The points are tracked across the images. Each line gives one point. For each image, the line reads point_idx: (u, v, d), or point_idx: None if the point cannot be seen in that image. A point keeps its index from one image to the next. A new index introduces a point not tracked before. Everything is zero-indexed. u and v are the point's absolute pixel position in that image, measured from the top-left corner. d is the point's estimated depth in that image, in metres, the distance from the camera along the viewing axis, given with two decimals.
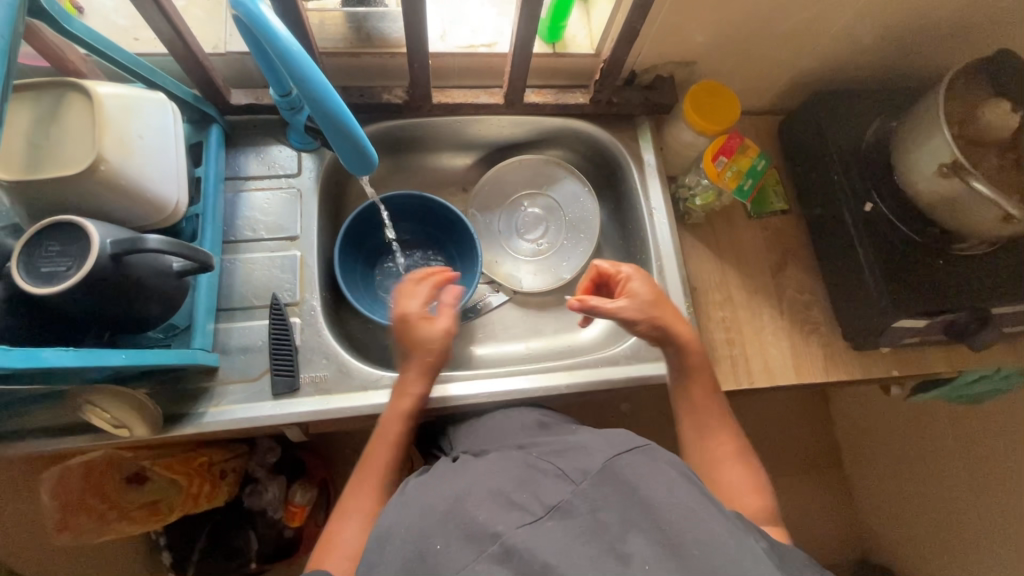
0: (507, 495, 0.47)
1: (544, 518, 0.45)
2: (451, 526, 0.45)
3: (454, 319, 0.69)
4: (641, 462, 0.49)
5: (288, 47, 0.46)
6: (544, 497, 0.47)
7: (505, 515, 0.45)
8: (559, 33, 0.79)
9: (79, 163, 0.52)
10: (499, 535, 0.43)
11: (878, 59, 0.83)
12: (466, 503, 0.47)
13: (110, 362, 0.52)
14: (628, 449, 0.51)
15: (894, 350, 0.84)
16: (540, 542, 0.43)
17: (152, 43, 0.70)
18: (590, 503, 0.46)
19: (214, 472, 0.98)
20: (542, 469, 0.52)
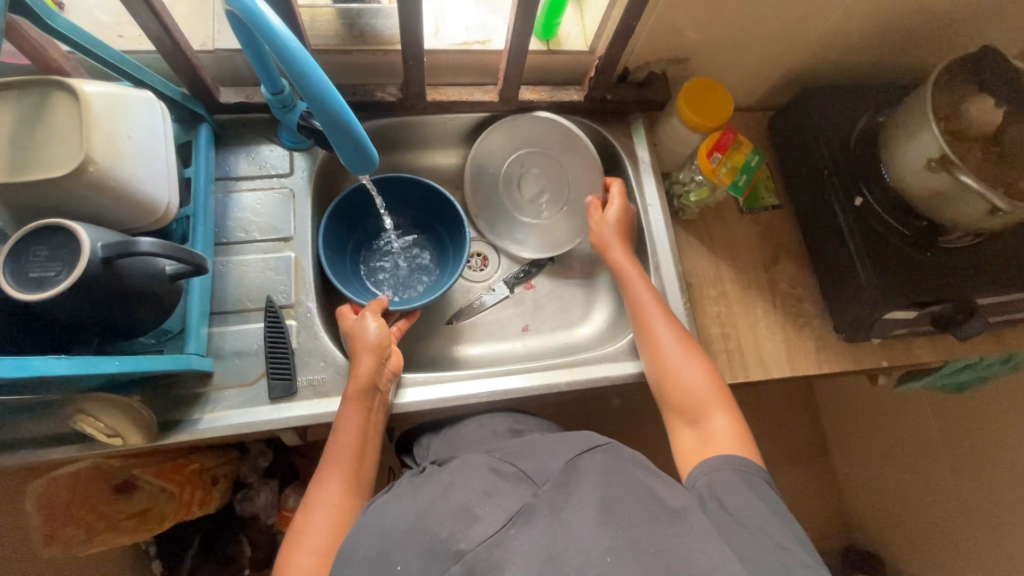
0: (468, 508, 0.47)
1: (507, 526, 0.46)
2: (415, 543, 0.46)
3: (376, 365, 0.65)
4: (602, 462, 0.53)
5: (285, 42, 0.45)
6: (505, 505, 0.48)
7: (467, 531, 0.45)
8: (553, 30, 0.78)
9: (67, 164, 0.50)
10: (462, 552, 0.44)
11: (865, 56, 0.84)
12: (430, 519, 0.48)
13: (104, 370, 0.50)
14: (588, 449, 0.55)
15: (883, 342, 0.86)
16: (505, 554, 0.44)
17: (137, 40, 0.68)
18: (551, 505, 0.48)
19: (205, 479, 0.97)
20: (502, 473, 0.53)
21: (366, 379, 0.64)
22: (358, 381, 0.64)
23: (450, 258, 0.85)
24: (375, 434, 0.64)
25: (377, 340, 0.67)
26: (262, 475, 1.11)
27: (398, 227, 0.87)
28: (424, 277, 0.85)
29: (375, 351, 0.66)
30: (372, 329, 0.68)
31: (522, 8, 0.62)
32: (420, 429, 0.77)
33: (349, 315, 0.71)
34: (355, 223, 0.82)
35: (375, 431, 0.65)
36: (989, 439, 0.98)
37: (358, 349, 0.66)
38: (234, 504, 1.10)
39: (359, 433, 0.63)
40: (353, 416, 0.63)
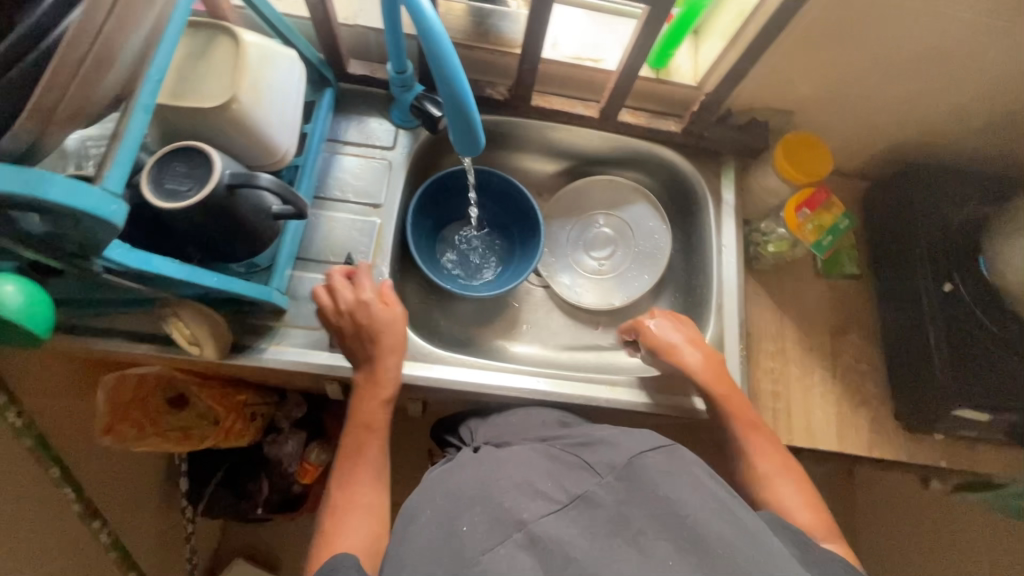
0: (533, 484, 0.52)
1: (568, 506, 0.50)
2: (478, 510, 0.51)
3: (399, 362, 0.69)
4: (664, 462, 0.52)
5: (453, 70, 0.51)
6: (568, 487, 0.52)
7: (529, 504, 0.50)
8: (665, 60, 0.80)
9: (216, 98, 0.57)
10: (523, 523, 0.48)
11: (984, 142, 0.81)
12: (495, 488, 0.52)
13: (203, 282, 0.56)
14: (651, 448, 0.54)
15: (945, 439, 0.81)
16: (564, 531, 0.47)
17: (291, 5, 0.76)
18: (613, 495, 0.50)
19: (246, 413, 1.04)
20: (565, 461, 0.56)
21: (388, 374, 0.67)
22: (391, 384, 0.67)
23: (514, 255, 0.89)
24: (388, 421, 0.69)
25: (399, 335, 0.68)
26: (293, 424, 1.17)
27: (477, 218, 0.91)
28: (491, 270, 0.89)
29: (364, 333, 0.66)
30: (390, 320, 0.67)
31: (645, 33, 0.64)
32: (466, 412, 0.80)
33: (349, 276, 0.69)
34: (440, 203, 0.87)
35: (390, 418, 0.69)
36: None
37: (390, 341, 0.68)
38: (263, 446, 1.14)
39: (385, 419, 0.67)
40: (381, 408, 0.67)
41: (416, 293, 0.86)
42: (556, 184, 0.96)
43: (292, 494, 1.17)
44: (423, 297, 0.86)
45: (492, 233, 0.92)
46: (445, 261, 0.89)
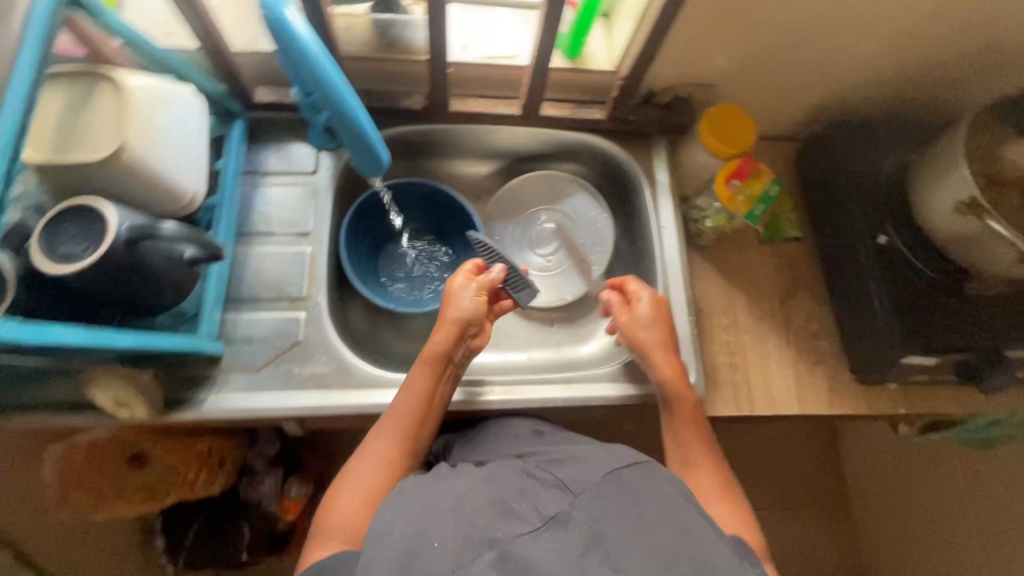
0: (506, 502, 0.51)
1: (541, 528, 0.49)
2: (451, 527, 0.48)
3: (431, 379, 0.67)
4: (638, 481, 0.52)
5: (343, 94, 0.52)
6: (542, 508, 0.51)
7: (503, 523, 0.48)
8: (579, 49, 0.79)
9: (104, 149, 0.54)
10: (496, 541, 0.47)
11: (900, 92, 0.82)
12: (469, 505, 0.50)
13: (118, 344, 0.54)
14: (625, 465, 0.55)
15: (901, 387, 0.82)
16: (537, 550, 0.46)
17: (183, 37, 0.72)
18: (587, 515, 0.49)
19: (213, 461, 0.99)
20: (538, 479, 0.56)
21: (441, 349, 0.67)
22: (409, 399, 0.65)
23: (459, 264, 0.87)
24: (438, 404, 0.68)
25: (439, 350, 0.67)
26: (268, 462, 1.13)
27: (417, 232, 0.89)
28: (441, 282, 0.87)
29: (457, 325, 0.68)
30: (440, 337, 0.68)
31: (547, 24, 0.63)
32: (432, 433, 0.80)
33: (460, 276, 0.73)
34: (373, 222, 0.85)
35: (438, 402, 0.68)
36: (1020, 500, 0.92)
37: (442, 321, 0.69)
38: (239, 489, 1.11)
39: (423, 398, 0.66)
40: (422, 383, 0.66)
41: (363, 316, 0.83)
42: (494, 185, 0.94)
43: (278, 533, 1.13)
44: (369, 319, 0.84)
45: (435, 244, 0.90)
46: (390, 281, 0.87)
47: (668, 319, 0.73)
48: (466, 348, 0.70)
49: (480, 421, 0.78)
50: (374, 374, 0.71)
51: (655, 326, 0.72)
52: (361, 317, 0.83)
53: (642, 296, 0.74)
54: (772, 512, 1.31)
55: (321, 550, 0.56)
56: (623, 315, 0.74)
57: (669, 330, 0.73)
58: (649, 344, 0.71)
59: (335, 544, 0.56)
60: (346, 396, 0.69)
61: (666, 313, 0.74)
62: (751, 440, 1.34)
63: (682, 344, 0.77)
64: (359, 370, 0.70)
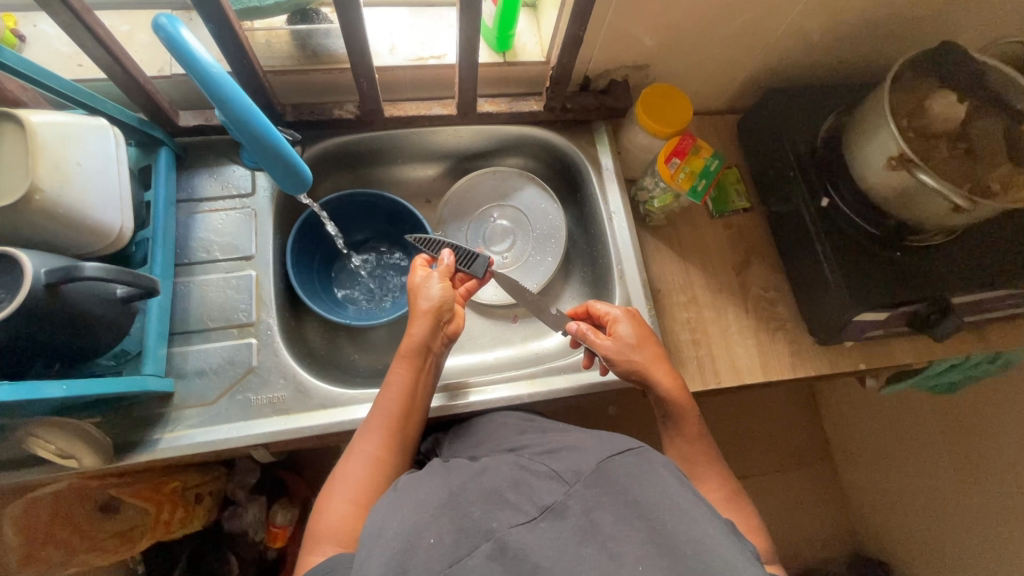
0: (501, 494, 0.49)
1: (538, 519, 0.46)
2: (446, 520, 0.46)
3: (411, 369, 0.66)
4: (633, 464, 0.50)
5: (249, 107, 0.52)
6: (538, 498, 0.48)
7: (499, 513, 0.46)
8: (508, 43, 0.79)
9: (13, 194, 0.52)
10: (493, 532, 0.45)
11: (828, 55, 0.84)
12: (463, 498, 0.48)
13: (51, 395, 0.51)
14: (618, 452, 0.52)
15: (858, 344, 0.84)
16: (536, 542, 0.44)
17: (93, 69, 0.70)
18: (583, 504, 0.47)
19: (187, 497, 0.97)
20: (533, 469, 0.52)
21: (419, 338, 0.66)
22: (394, 391, 0.64)
23: None
24: (421, 395, 0.67)
25: (417, 340, 0.66)
26: (250, 491, 1.11)
27: (369, 243, 0.88)
28: (398, 291, 0.86)
29: (432, 314, 0.68)
30: (417, 329, 0.67)
31: (466, 21, 0.62)
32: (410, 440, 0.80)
33: (419, 269, 0.73)
34: (320, 240, 0.84)
35: (421, 394, 0.67)
36: (985, 439, 0.95)
37: (416, 310, 0.68)
38: (222, 521, 1.10)
39: (407, 389, 0.65)
40: (403, 376, 0.66)
41: (319, 334, 0.82)
42: (443, 188, 0.93)
43: (268, 562, 1.11)
44: (327, 337, 0.82)
45: (388, 252, 0.88)
46: (347, 296, 0.86)
47: (648, 333, 0.72)
48: (443, 336, 0.70)
49: (451, 426, 0.78)
50: (334, 392, 0.69)
51: (641, 349, 0.70)
52: (319, 336, 0.82)
53: (620, 324, 0.71)
54: (757, 479, 1.34)
55: (314, 556, 0.53)
56: (607, 343, 0.70)
57: (654, 347, 0.71)
58: (645, 366, 0.69)
59: (329, 548, 0.53)
60: (307, 418, 0.67)
61: (645, 334, 0.72)
62: (730, 411, 1.37)
63: None
64: (317, 390, 0.69)
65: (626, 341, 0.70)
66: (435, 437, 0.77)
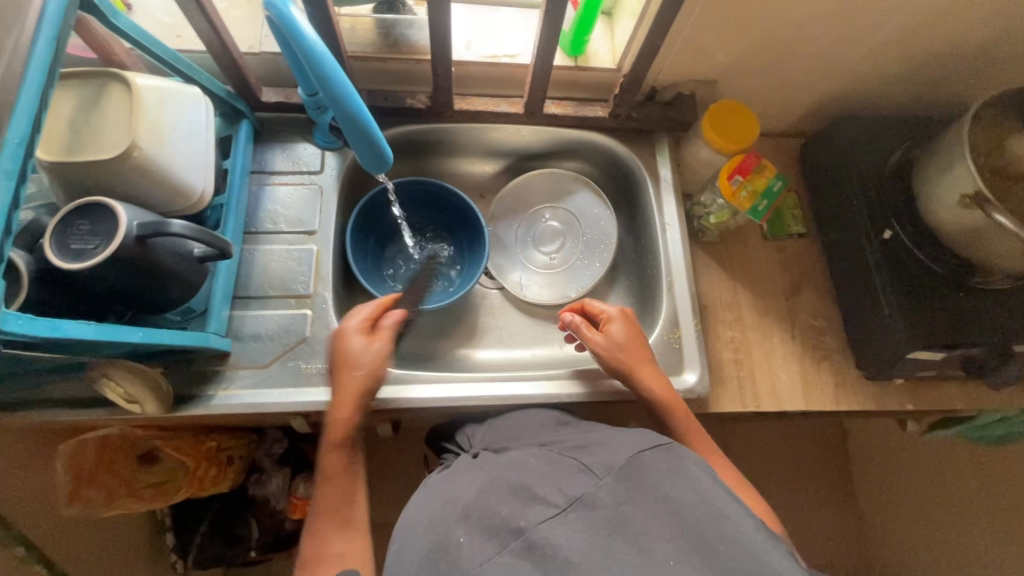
0: (529, 490, 0.49)
1: (567, 510, 0.46)
2: (474, 520, 0.47)
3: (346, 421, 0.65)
4: (663, 461, 0.48)
5: (346, 87, 0.53)
6: (567, 489, 0.48)
7: (527, 510, 0.46)
8: (581, 47, 0.80)
9: (115, 149, 0.55)
10: (522, 530, 0.45)
11: (903, 86, 0.82)
12: (489, 497, 0.49)
13: (127, 339, 0.54)
14: (650, 446, 0.50)
15: (909, 384, 0.82)
16: (564, 536, 0.43)
17: (192, 40, 0.75)
18: (614, 496, 0.46)
19: (221, 458, 1.00)
20: (564, 463, 0.52)
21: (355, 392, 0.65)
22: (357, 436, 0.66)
23: (467, 262, 0.88)
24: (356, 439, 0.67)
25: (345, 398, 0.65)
26: (275, 461, 1.12)
27: (421, 230, 0.90)
28: (446, 281, 0.87)
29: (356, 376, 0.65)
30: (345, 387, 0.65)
31: (548, 23, 0.64)
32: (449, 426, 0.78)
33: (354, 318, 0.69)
34: (377, 222, 0.86)
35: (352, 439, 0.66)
36: None
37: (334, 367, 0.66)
38: (247, 486, 1.11)
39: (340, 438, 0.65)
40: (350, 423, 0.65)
41: None
42: (499, 185, 0.95)
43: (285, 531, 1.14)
44: None
45: (438, 240, 0.90)
46: (396, 279, 0.88)
47: (641, 338, 0.72)
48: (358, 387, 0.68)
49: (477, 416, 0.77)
50: None
51: (629, 351, 0.70)
52: None
53: (614, 325, 0.72)
54: (780, 512, 1.31)
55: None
56: (596, 340, 0.71)
57: (641, 351, 0.71)
58: (627, 367, 0.69)
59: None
60: None
61: (637, 334, 0.72)
62: (758, 438, 1.34)
63: (686, 340, 0.77)
64: None
65: (615, 340, 0.70)
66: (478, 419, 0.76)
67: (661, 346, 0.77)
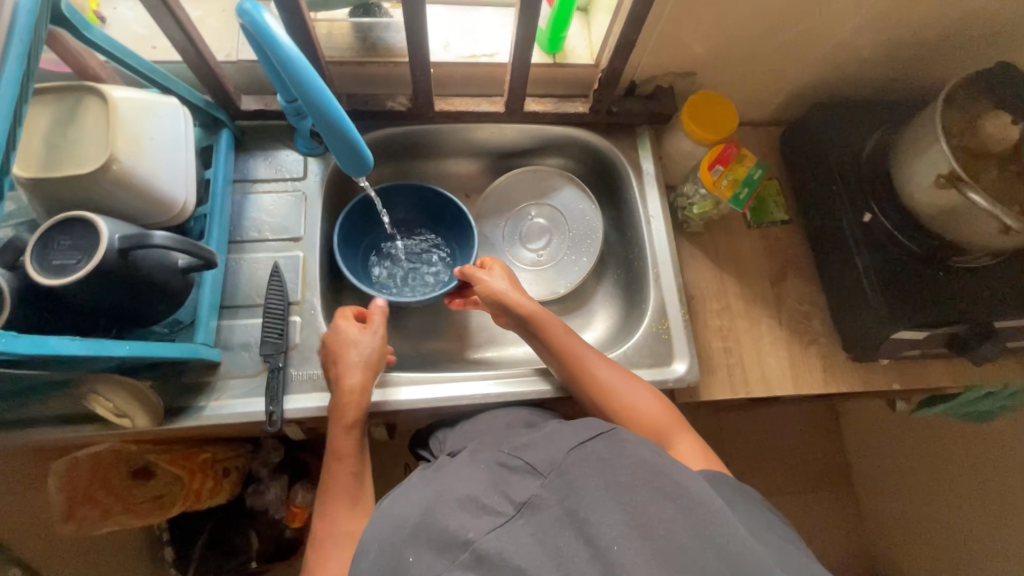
0: (478, 500, 0.50)
1: (516, 517, 0.48)
2: (422, 538, 0.48)
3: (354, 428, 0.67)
4: (605, 449, 0.50)
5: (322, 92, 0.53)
6: (513, 495, 0.50)
7: (473, 521, 0.48)
8: (559, 44, 0.81)
9: (94, 162, 0.55)
10: (470, 543, 0.46)
11: (877, 71, 0.84)
12: (437, 511, 0.50)
13: (115, 353, 0.54)
14: (592, 436, 0.52)
15: (894, 363, 0.83)
16: (511, 542, 0.45)
17: (167, 51, 0.74)
18: (558, 493, 0.48)
19: (217, 470, 0.99)
20: (509, 467, 0.53)
21: (358, 405, 0.67)
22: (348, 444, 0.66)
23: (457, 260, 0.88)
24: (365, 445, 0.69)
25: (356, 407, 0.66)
26: (273, 470, 1.13)
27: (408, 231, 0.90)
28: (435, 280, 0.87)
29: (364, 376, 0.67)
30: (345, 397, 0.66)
31: (524, 21, 0.64)
32: (434, 426, 0.79)
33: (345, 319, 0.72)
34: (364, 224, 0.86)
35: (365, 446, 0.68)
36: (1011, 468, 0.93)
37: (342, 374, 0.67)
38: (245, 497, 1.11)
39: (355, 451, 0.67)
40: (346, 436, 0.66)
41: None
42: (483, 184, 0.95)
43: (285, 540, 1.12)
44: None
45: (427, 240, 0.90)
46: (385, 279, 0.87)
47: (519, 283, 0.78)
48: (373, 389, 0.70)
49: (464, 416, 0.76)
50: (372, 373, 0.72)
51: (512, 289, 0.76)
52: None
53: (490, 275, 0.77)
54: (776, 497, 1.32)
55: None
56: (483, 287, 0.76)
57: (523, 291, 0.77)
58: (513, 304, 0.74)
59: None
60: None
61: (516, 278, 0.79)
62: (752, 425, 1.36)
63: (675, 330, 0.78)
64: None
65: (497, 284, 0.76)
66: (462, 417, 0.77)
67: (651, 338, 0.78)
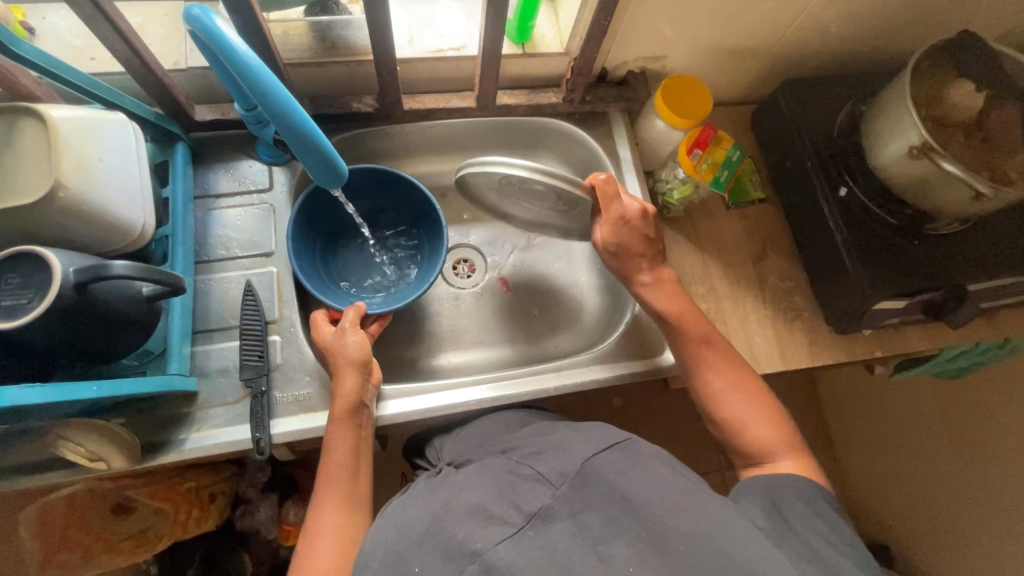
0: (485, 508, 0.48)
1: (525, 527, 0.46)
2: (430, 547, 0.46)
3: (348, 420, 0.63)
4: (620, 458, 0.51)
5: (288, 101, 0.49)
6: (523, 505, 0.48)
7: (483, 531, 0.46)
8: (527, 33, 0.78)
9: (37, 190, 0.50)
10: (478, 553, 0.44)
11: (842, 45, 0.84)
12: (445, 520, 0.48)
13: (83, 396, 0.50)
14: (606, 447, 0.52)
15: (875, 332, 0.85)
16: (523, 555, 0.44)
17: (107, 62, 0.69)
18: (571, 506, 0.47)
19: (202, 497, 0.94)
20: (520, 475, 0.52)
21: (352, 397, 0.63)
22: (343, 446, 0.63)
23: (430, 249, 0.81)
24: (366, 450, 0.65)
25: (352, 399, 0.63)
26: (261, 490, 1.07)
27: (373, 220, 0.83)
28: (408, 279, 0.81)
29: (356, 370, 0.65)
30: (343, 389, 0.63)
31: (492, 13, 0.62)
32: (429, 434, 0.77)
33: (322, 325, 0.68)
34: (322, 218, 0.78)
35: (365, 449, 0.65)
36: (982, 423, 0.97)
37: (337, 369, 0.65)
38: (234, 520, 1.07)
39: (353, 454, 0.63)
40: (344, 436, 0.63)
41: None
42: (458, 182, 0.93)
43: (280, 559, 1.10)
44: None
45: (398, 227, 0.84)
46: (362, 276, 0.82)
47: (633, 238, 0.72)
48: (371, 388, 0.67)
49: (457, 422, 0.75)
50: None
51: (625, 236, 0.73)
52: None
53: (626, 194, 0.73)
54: None
55: None
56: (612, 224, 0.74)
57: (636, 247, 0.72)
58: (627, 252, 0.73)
59: None
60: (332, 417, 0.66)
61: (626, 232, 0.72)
62: None
63: None
64: None
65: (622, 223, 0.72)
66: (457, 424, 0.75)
67: (642, 328, 0.77)
